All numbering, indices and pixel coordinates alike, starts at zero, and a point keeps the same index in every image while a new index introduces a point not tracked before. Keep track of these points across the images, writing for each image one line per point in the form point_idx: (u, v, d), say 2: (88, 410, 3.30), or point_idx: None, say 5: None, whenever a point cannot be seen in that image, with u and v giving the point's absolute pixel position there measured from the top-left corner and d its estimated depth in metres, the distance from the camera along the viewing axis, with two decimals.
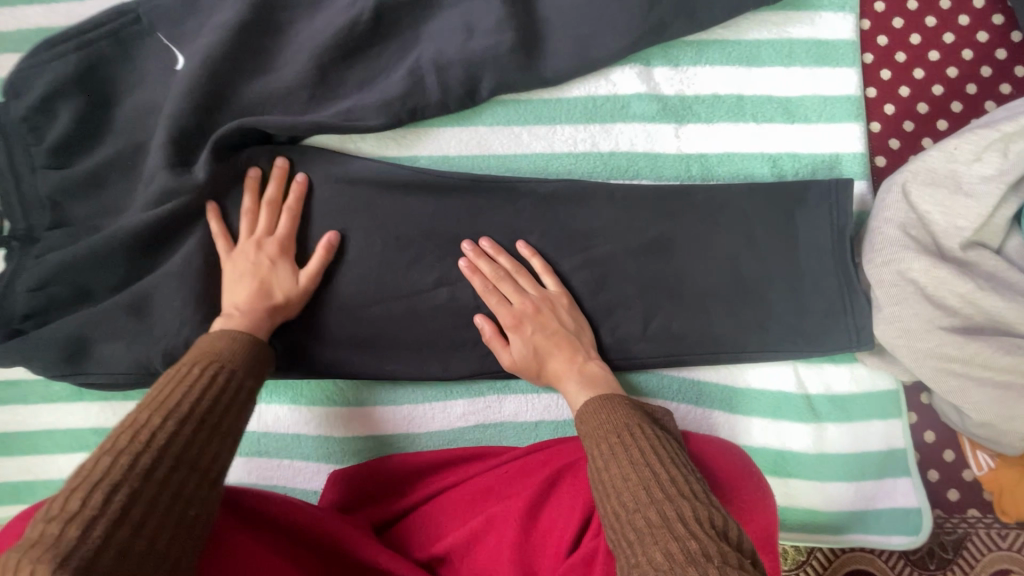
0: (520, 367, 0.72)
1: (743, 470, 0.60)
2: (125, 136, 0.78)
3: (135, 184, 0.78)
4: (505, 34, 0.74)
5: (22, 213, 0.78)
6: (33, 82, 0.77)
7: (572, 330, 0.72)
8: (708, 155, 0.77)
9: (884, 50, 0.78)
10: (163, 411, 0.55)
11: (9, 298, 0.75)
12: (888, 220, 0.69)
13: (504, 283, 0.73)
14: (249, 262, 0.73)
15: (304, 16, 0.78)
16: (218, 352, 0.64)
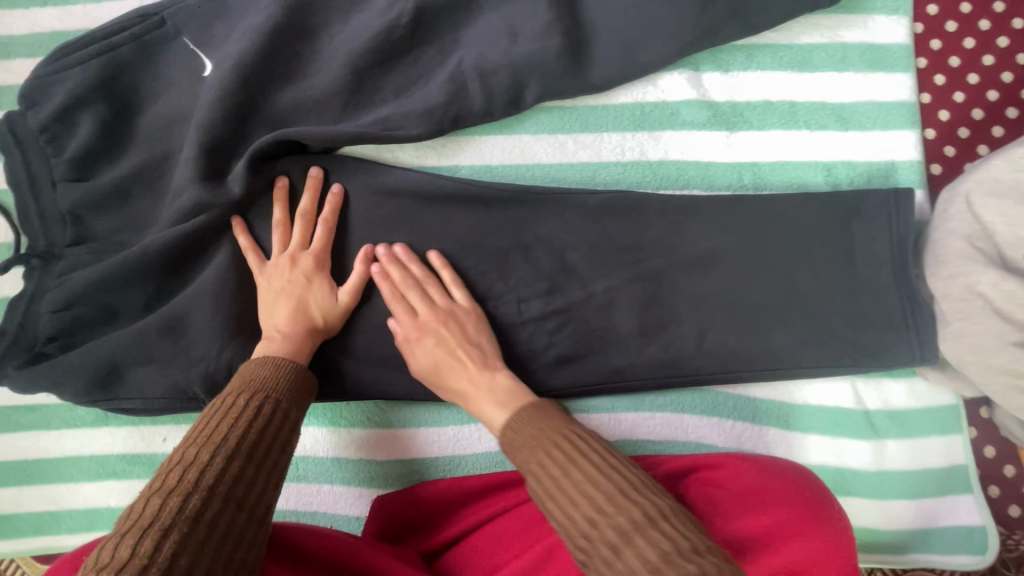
0: (428, 378, 0.69)
1: (816, 499, 0.59)
2: (150, 147, 0.74)
3: (162, 197, 0.74)
4: (551, 39, 0.71)
5: (42, 228, 0.74)
6: (51, 89, 0.73)
7: (477, 344, 0.69)
8: (761, 164, 0.74)
9: (938, 54, 0.76)
10: (211, 444, 0.52)
11: (32, 319, 0.72)
12: (952, 231, 0.67)
13: (412, 292, 0.70)
14: (286, 279, 0.70)
15: (338, 19, 0.75)
16: (260, 382, 0.61)
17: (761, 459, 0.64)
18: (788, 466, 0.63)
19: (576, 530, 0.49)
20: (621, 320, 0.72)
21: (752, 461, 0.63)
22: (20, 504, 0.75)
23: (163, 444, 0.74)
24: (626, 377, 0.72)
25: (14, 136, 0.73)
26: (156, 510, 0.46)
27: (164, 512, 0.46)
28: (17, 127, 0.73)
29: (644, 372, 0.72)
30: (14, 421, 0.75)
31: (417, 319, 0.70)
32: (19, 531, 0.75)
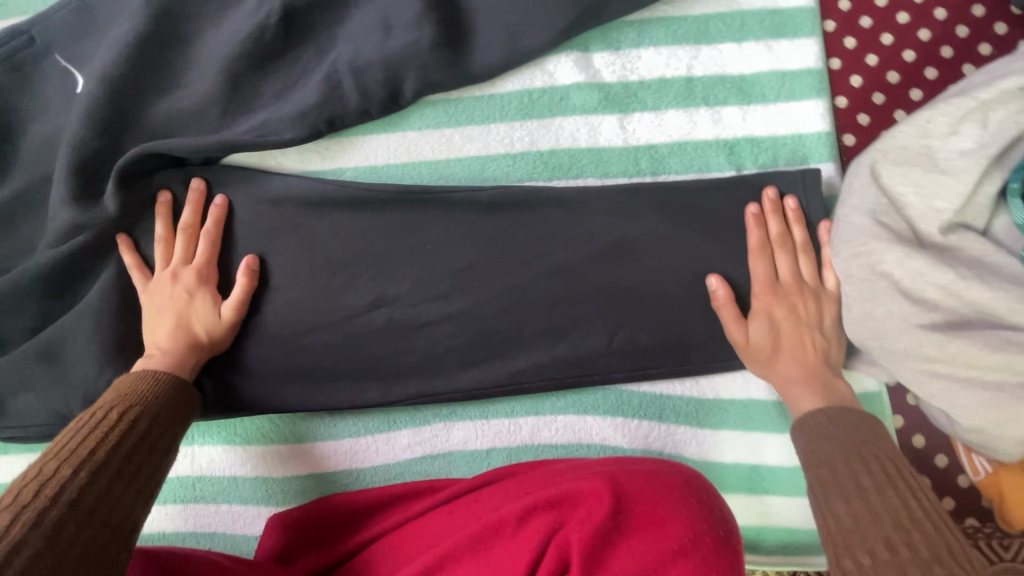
0: (749, 350, 0.63)
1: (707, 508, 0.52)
2: (29, 169, 0.72)
3: (43, 220, 0.73)
4: (423, 29, 0.67)
5: None
6: None
7: (830, 337, 0.63)
8: (658, 146, 0.70)
9: (847, 16, 0.70)
10: (75, 458, 0.49)
11: None
12: (856, 207, 0.61)
13: (781, 252, 0.64)
14: (167, 294, 0.68)
15: (209, 24, 0.72)
16: (137, 395, 0.58)
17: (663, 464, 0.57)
18: (685, 473, 0.56)
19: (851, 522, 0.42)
20: (517, 320, 0.69)
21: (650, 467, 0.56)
22: None
23: None
24: (525, 380, 0.69)
25: None
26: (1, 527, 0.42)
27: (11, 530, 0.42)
28: None
29: (542, 373, 0.68)
30: None
31: (775, 284, 0.64)
32: None
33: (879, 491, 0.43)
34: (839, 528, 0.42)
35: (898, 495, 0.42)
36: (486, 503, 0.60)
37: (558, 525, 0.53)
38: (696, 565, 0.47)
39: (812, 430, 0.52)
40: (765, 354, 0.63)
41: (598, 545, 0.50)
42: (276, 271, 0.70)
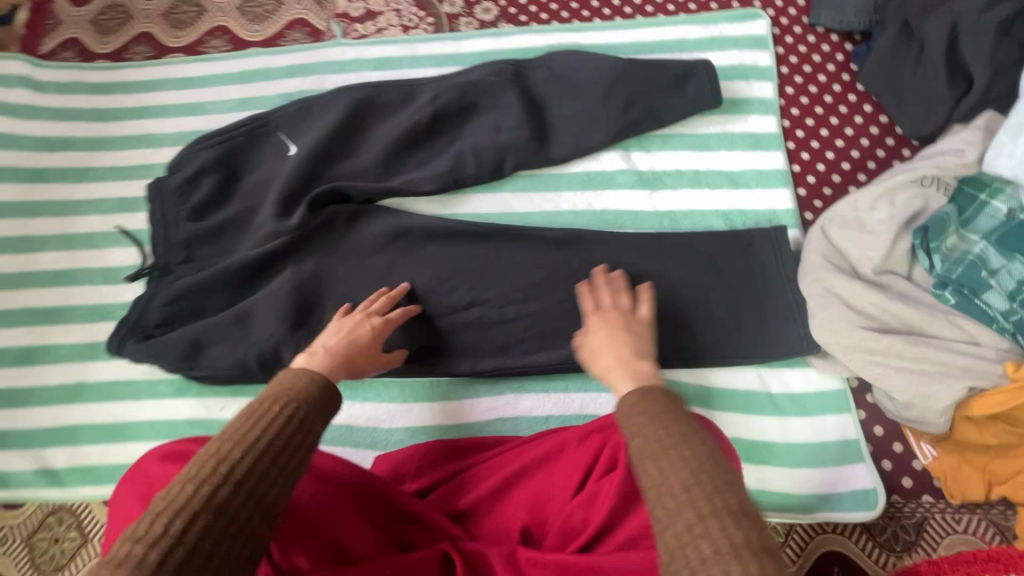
0: (587, 357, 0.80)
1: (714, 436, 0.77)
2: (247, 199, 1.07)
3: (247, 232, 1.05)
4: (522, 129, 1.04)
5: (162, 251, 1.04)
6: (189, 162, 1.08)
7: (634, 337, 0.78)
8: (676, 212, 1.02)
9: (802, 139, 1.05)
10: (246, 442, 0.58)
11: (145, 312, 0.99)
12: (813, 251, 0.90)
13: (604, 292, 0.87)
14: (353, 325, 0.88)
15: (380, 120, 1.10)
16: (294, 390, 0.66)
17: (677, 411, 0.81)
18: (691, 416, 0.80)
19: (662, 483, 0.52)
20: (572, 321, 0.96)
21: (666, 410, 0.81)
22: (103, 459, 0.96)
23: (220, 412, 0.97)
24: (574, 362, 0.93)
25: (157, 190, 1.07)
26: (183, 499, 0.52)
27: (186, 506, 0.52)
28: (159, 184, 1.07)
29: (591, 358, 0.94)
30: (115, 392, 0.99)
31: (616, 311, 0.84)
32: (97, 481, 0.95)
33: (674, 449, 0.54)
34: (649, 485, 0.54)
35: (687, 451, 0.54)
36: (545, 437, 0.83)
37: (606, 441, 0.76)
38: None
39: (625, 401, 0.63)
40: (593, 356, 0.79)
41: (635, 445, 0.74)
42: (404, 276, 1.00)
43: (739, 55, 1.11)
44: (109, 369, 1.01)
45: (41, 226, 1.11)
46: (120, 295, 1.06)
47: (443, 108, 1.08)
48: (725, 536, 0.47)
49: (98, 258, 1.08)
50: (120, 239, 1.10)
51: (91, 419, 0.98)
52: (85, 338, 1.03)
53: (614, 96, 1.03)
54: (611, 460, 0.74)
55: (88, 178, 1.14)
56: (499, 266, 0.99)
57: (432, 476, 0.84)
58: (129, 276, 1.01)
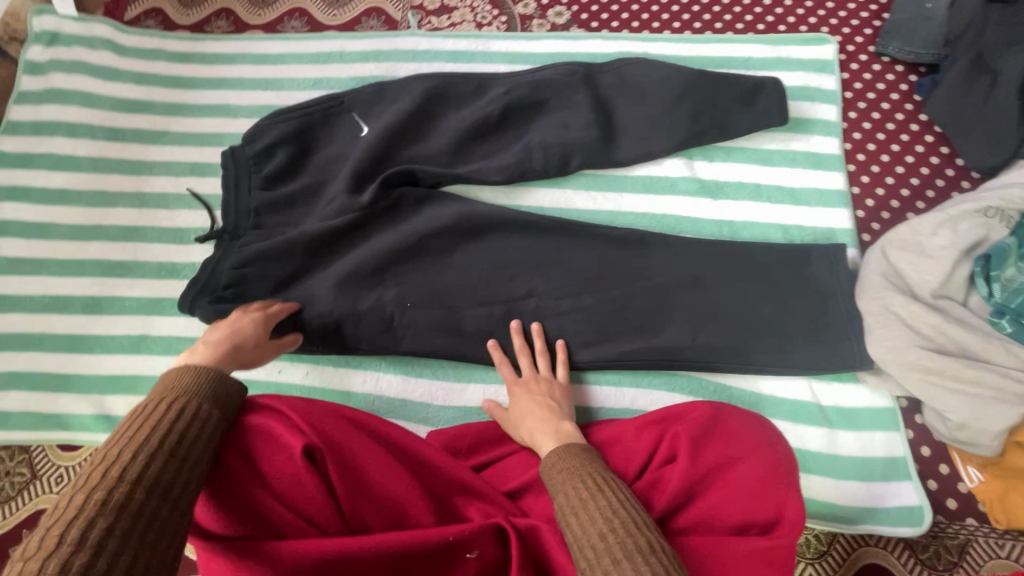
0: (510, 421, 0.89)
1: (768, 431, 0.79)
2: (318, 174, 1.10)
3: (316, 206, 1.08)
4: (591, 130, 1.07)
5: (232, 216, 1.07)
6: (265, 133, 1.12)
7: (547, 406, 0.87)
8: (736, 222, 1.04)
9: (863, 163, 1.08)
10: (134, 443, 0.62)
11: (216, 274, 1.02)
12: (872, 270, 0.92)
13: (523, 356, 0.95)
14: (248, 327, 0.88)
15: (451, 109, 1.13)
16: (184, 389, 0.70)
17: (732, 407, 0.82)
18: (748, 414, 0.81)
19: (588, 534, 0.64)
20: (628, 318, 0.97)
21: (722, 404, 0.82)
22: None
23: (278, 374, 0.98)
24: (630, 359, 0.95)
25: (232, 157, 1.10)
26: (97, 505, 0.55)
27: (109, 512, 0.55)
28: (235, 152, 1.11)
29: (644, 355, 0.94)
30: (177, 347, 1.02)
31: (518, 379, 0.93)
32: None
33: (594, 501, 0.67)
34: (575, 536, 0.65)
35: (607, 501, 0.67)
36: (604, 427, 0.86)
37: (664, 433, 0.79)
38: (768, 455, 0.74)
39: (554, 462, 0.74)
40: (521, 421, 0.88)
41: (697, 437, 0.75)
42: (466, 260, 1.01)
43: (805, 76, 1.13)
44: (173, 324, 1.04)
45: (114, 183, 1.15)
46: (187, 255, 1.09)
47: (515, 102, 1.11)
48: (646, 566, 0.59)
49: (167, 218, 1.12)
50: (190, 201, 1.14)
51: (152, 371, 1.01)
52: (150, 293, 1.06)
53: (682, 106, 1.07)
54: (671, 450, 0.76)
55: (162, 141, 1.18)
56: (555, 257, 1.01)
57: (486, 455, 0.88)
58: (201, 237, 1.03)
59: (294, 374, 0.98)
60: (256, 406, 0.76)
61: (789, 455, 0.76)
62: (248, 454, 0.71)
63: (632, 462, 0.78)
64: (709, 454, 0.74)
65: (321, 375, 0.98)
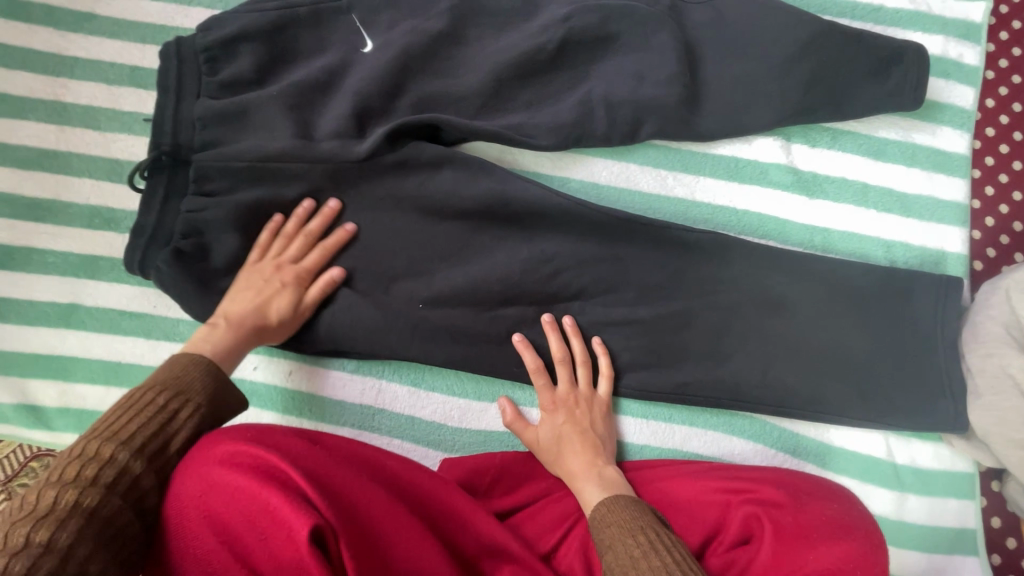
0: (539, 447, 0.76)
1: (847, 492, 0.68)
2: (293, 84, 0.80)
3: (284, 122, 0.79)
4: (674, 88, 0.82)
5: (171, 129, 0.79)
6: (226, 21, 0.81)
7: (593, 437, 0.75)
8: (832, 231, 0.85)
9: (990, 169, 0.89)
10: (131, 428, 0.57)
11: (167, 219, 0.79)
12: (992, 317, 0.77)
13: (562, 365, 0.78)
14: (263, 282, 0.76)
15: (490, 33, 0.85)
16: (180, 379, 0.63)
17: (823, 482, 0.70)
18: (822, 479, 0.70)
19: None
20: (689, 341, 0.80)
21: (795, 472, 0.71)
22: (101, 404, 0.79)
23: (252, 372, 0.80)
24: (687, 394, 0.80)
25: (176, 49, 0.80)
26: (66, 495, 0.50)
27: (19, 530, 0.47)
28: (181, 43, 0.81)
29: (704, 390, 0.79)
30: (119, 325, 0.80)
31: (553, 395, 0.78)
32: None
33: (645, 559, 0.58)
34: None
35: (661, 558, 0.57)
36: (655, 478, 0.73)
37: (733, 502, 0.66)
38: (856, 524, 0.62)
39: (601, 517, 0.65)
40: (552, 454, 0.75)
41: (777, 520, 0.62)
42: (498, 248, 0.80)
43: (945, 44, 0.88)
44: (113, 294, 0.81)
45: (21, 85, 0.84)
46: (128, 201, 0.83)
47: (577, 34, 0.83)
48: None
49: (99, 145, 0.84)
50: (129, 123, 0.85)
51: (87, 353, 0.80)
52: (80, 248, 0.81)
53: (796, 70, 0.82)
54: (744, 531, 0.64)
55: (87, 29, 0.85)
56: (616, 260, 0.81)
57: (511, 497, 0.76)
58: (131, 170, 0.77)
59: (273, 374, 0.80)
60: (238, 456, 0.57)
61: (883, 550, 0.61)
62: (233, 530, 0.53)
63: (692, 534, 0.67)
64: (792, 545, 0.60)
65: (307, 379, 0.80)
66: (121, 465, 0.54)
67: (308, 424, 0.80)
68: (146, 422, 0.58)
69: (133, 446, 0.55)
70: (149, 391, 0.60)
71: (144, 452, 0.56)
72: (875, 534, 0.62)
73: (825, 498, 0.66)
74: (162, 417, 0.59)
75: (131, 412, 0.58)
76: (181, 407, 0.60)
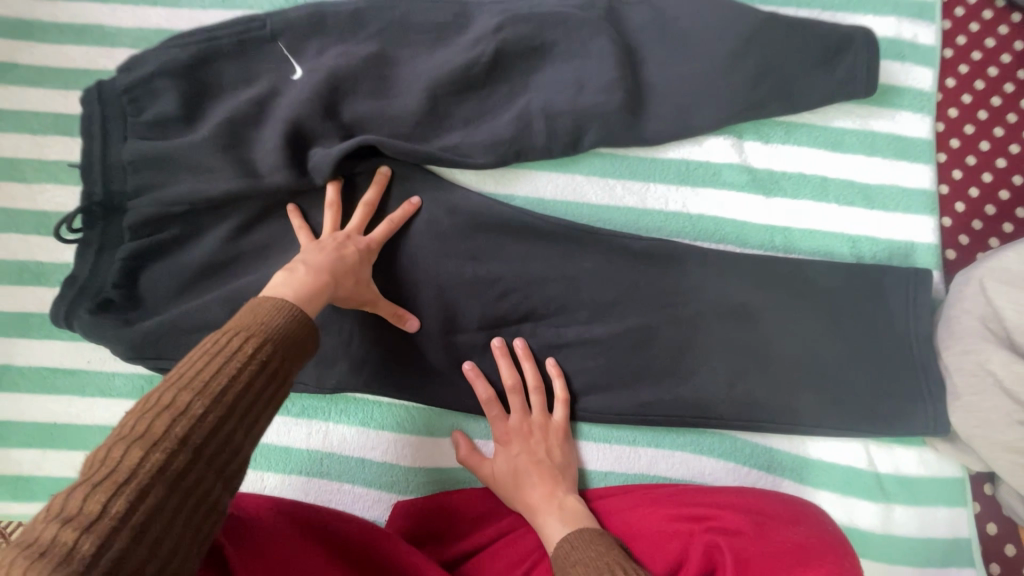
0: (495, 481, 0.72)
1: (819, 518, 0.64)
2: (219, 120, 0.77)
3: (211, 159, 0.76)
4: (614, 94, 0.78)
5: (101, 176, 0.77)
6: (147, 60, 0.79)
7: (552, 466, 0.71)
8: (793, 229, 0.80)
9: (956, 151, 0.84)
10: (206, 383, 0.45)
11: (100, 269, 0.77)
12: (967, 310, 0.72)
13: (514, 391, 0.75)
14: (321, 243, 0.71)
15: (421, 51, 0.81)
16: (263, 326, 0.52)
17: (802, 505, 0.66)
18: (790, 498, 0.67)
19: None
20: (647, 358, 0.76)
21: (757, 492, 0.67)
22: (38, 468, 0.76)
23: None
24: (650, 414, 0.75)
25: (98, 93, 0.78)
26: (139, 460, 0.40)
27: (96, 497, 0.38)
28: (102, 86, 0.78)
29: (666, 409, 0.75)
30: (52, 383, 0.77)
31: (507, 424, 0.74)
32: (30, 496, 0.75)
33: None
34: None
35: None
36: (616, 511, 0.70)
37: (693, 534, 0.62)
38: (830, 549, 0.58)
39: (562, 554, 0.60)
40: (510, 488, 0.70)
41: (737, 549, 0.58)
42: (441, 275, 0.77)
43: (899, 25, 0.84)
44: (45, 351, 0.78)
45: None
46: (59, 253, 0.80)
47: (510, 45, 0.79)
48: None
49: (26, 198, 0.81)
50: (56, 172, 0.82)
51: (20, 416, 0.76)
52: (10, 306, 0.78)
53: (742, 63, 0.77)
54: (705, 564, 0.59)
55: (9, 80, 0.83)
56: (566, 278, 0.77)
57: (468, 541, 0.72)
58: (60, 222, 0.75)
59: None
60: None
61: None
62: None
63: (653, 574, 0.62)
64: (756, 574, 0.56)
65: None
66: (201, 425, 0.43)
67: (253, 474, 0.75)
68: (244, 382, 0.47)
69: (215, 401, 0.45)
70: (236, 338, 0.49)
71: (236, 416, 0.46)
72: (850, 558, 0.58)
73: (792, 523, 0.62)
74: (260, 373, 0.48)
75: (221, 361, 0.47)
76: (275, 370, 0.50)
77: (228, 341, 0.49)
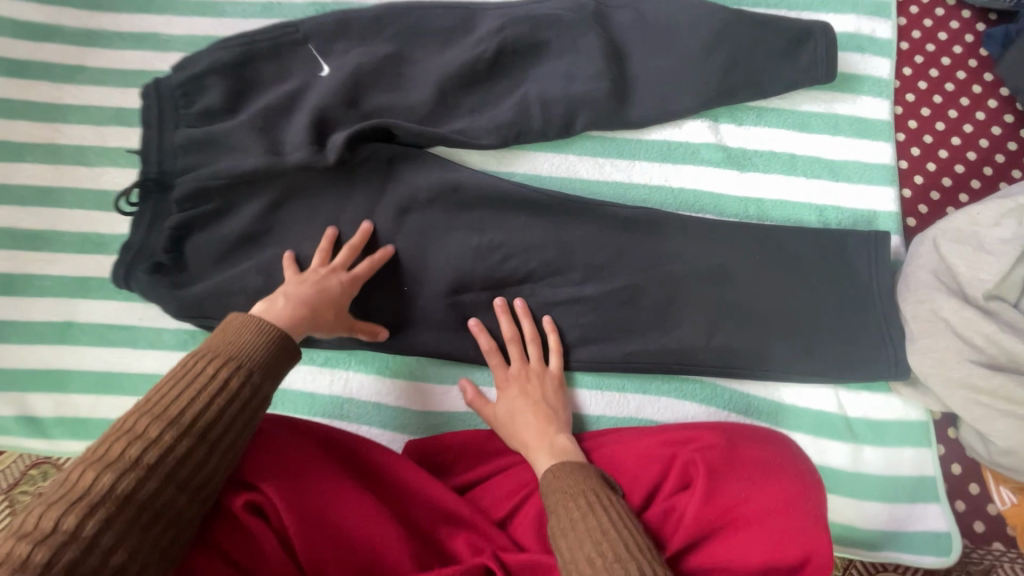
0: (497, 423, 0.80)
1: (787, 444, 0.71)
2: (257, 109, 0.89)
3: (250, 141, 0.87)
4: (601, 82, 0.88)
5: (156, 158, 0.89)
6: (198, 59, 0.91)
7: (547, 407, 0.79)
8: (765, 200, 0.89)
9: (914, 131, 0.93)
10: (177, 412, 0.54)
11: (151, 236, 0.88)
12: (922, 266, 0.80)
13: (514, 343, 0.83)
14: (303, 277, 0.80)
15: (433, 49, 0.93)
16: (236, 349, 0.60)
17: (772, 433, 0.73)
18: (762, 429, 0.74)
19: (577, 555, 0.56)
20: (634, 313, 0.84)
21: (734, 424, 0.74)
22: (93, 412, 0.86)
23: None
24: (637, 363, 0.83)
25: (155, 88, 0.90)
26: (111, 479, 0.49)
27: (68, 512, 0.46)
28: (159, 82, 0.91)
29: (652, 358, 0.83)
30: (107, 338, 0.87)
31: (507, 373, 0.82)
32: (86, 436, 0.85)
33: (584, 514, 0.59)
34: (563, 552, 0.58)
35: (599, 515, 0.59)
36: (605, 443, 0.77)
37: (675, 455, 0.70)
38: (792, 468, 0.66)
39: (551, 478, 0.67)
40: (510, 428, 0.78)
41: (712, 461, 0.65)
42: (449, 240, 0.86)
43: (857, 22, 0.94)
44: (102, 310, 0.88)
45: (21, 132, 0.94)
46: (116, 226, 0.92)
47: (510, 43, 0.91)
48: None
49: (90, 179, 0.93)
50: (116, 157, 0.94)
51: (79, 366, 0.87)
52: (74, 271, 0.90)
53: (715, 54, 0.88)
54: (683, 478, 0.67)
55: (79, 80, 0.96)
56: (560, 242, 0.86)
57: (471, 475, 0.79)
58: (121, 194, 0.86)
59: None
60: None
61: (818, 490, 0.65)
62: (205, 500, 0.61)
63: (636, 492, 0.69)
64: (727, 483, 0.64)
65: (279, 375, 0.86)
66: (169, 453, 0.52)
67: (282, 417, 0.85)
68: (215, 408, 0.56)
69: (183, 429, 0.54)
70: (208, 363, 0.58)
71: (203, 442, 0.55)
72: (807, 476, 0.66)
73: (763, 443, 0.70)
74: (229, 402, 0.57)
75: (195, 390, 0.56)
76: (245, 397, 0.58)
77: (203, 368, 0.57)
